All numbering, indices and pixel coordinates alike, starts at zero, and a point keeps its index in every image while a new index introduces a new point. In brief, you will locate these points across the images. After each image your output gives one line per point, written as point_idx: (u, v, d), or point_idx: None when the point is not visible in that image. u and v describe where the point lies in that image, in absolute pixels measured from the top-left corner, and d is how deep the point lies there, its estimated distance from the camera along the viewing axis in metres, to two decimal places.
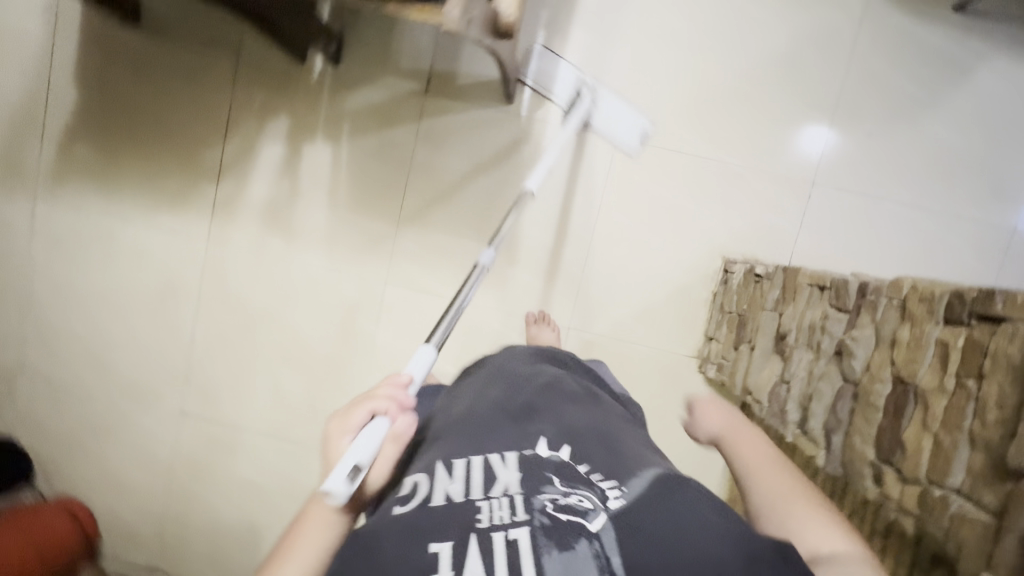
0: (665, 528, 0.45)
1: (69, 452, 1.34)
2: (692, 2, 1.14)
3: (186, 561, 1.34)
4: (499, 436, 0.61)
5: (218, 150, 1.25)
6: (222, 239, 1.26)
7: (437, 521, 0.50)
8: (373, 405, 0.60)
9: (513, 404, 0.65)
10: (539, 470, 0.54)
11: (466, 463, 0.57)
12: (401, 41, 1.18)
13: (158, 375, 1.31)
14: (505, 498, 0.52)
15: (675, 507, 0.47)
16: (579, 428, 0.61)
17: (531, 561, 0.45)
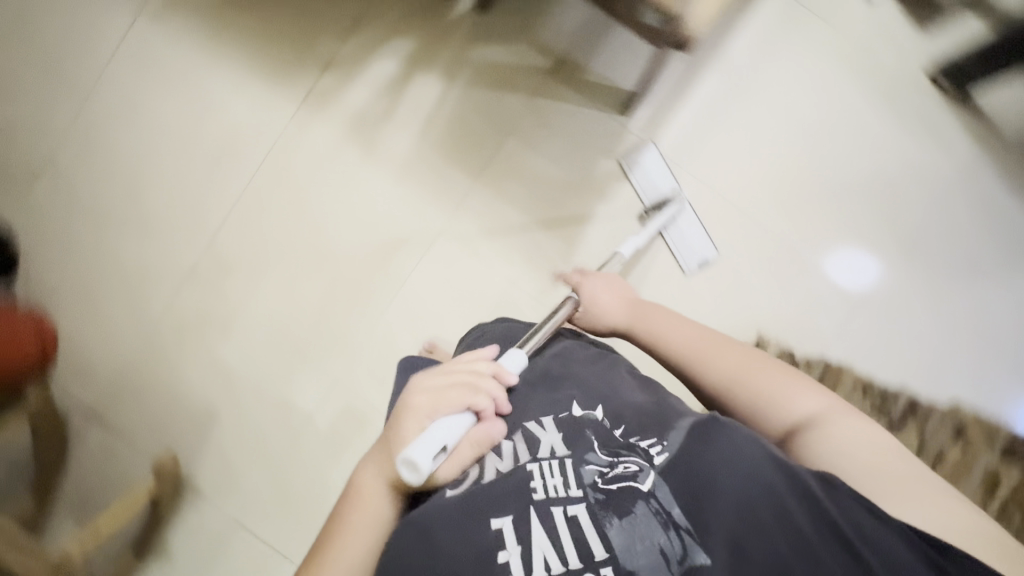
0: (713, 484, 0.62)
1: (62, 270, 1.29)
2: (821, 95, 1.19)
3: (129, 417, 1.28)
4: (534, 403, 0.75)
5: (335, 44, 1.24)
6: (301, 127, 1.24)
7: (497, 497, 0.64)
8: (472, 400, 0.71)
9: (538, 376, 0.79)
10: (580, 436, 0.69)
11: (508, 443, 0.71)
12: (548, 19, 1.20)
13: (183, 229, 1.28)
14: (553, 467, 0.66)
15: (717, 453, 0.63)
16: (601, 391, 0.75)
17: (591, 530, 0.60)
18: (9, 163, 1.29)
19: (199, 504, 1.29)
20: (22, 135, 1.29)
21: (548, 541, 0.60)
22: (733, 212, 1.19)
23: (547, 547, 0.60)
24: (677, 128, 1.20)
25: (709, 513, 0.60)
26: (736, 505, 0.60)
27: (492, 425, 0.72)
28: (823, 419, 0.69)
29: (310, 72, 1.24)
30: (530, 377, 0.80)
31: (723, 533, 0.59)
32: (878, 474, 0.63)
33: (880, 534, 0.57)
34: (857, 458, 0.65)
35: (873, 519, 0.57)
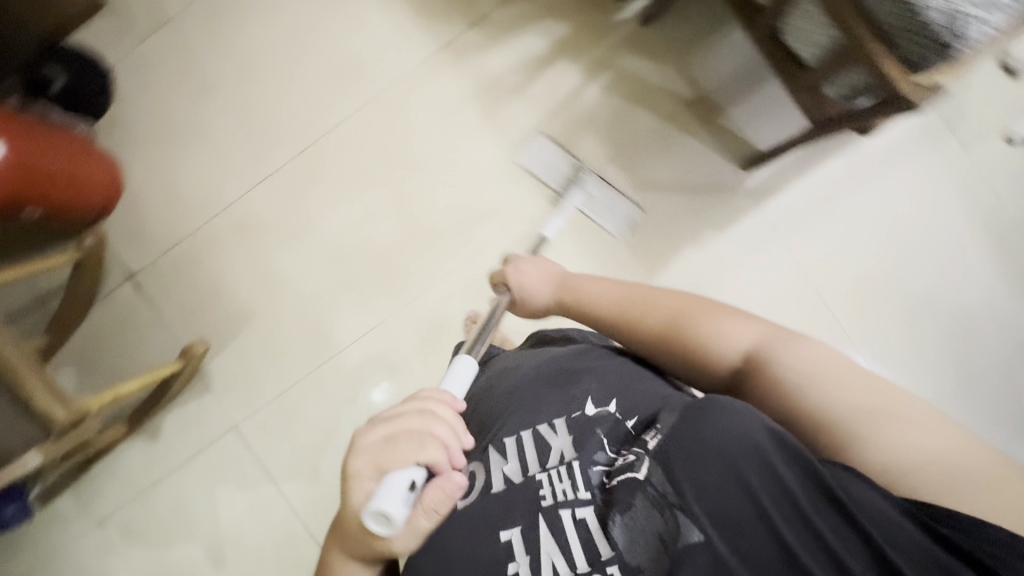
0: (700, 456, 0.55)
1: (148, 129, 1.26)
2: (933, 215, 1.20)
3: (166, 292, 1.26)
4: (546, 402, 0.70)
5: (492, 2, 1.20)
6: (431, 72, 1.21)
7: (509, 502, 0.63)
8: (426, 449, 0.60)
9: (551, 373, 0.74)
10: (587, 427, 0.66)
11: (515, 440, 0.68)
12: (706, 54, 1.18)
13: (278, 129, 1.24)
14: (561, 467, 0.64)
15: (709, 430, 0.55)
16: (618, 381, 0.71)
17: (599, 532, 0.58)
18: (131, 7, 1.25)
19: (203, 399, 1.27)
20: None
21: (556, 547, 0.59)
22: (812, 296, 1.20)
23: (555, 552, 0.59)
24: (790, 199, 1.20)
25: (686, 476, 0.55)
26: (725, 476, 0.53)
27: (453, 463, 0.62)
28: (765, 346, 0.66)
29: (457, 21, 1.20)
30: (541, 372, 0.75)
31: (719, 513, 0.53)
32: (860, 405, 0.56)
33: (873, 504, 0.49)
34: (836, 389, 0.58)
35: (871, 493, 0.49)
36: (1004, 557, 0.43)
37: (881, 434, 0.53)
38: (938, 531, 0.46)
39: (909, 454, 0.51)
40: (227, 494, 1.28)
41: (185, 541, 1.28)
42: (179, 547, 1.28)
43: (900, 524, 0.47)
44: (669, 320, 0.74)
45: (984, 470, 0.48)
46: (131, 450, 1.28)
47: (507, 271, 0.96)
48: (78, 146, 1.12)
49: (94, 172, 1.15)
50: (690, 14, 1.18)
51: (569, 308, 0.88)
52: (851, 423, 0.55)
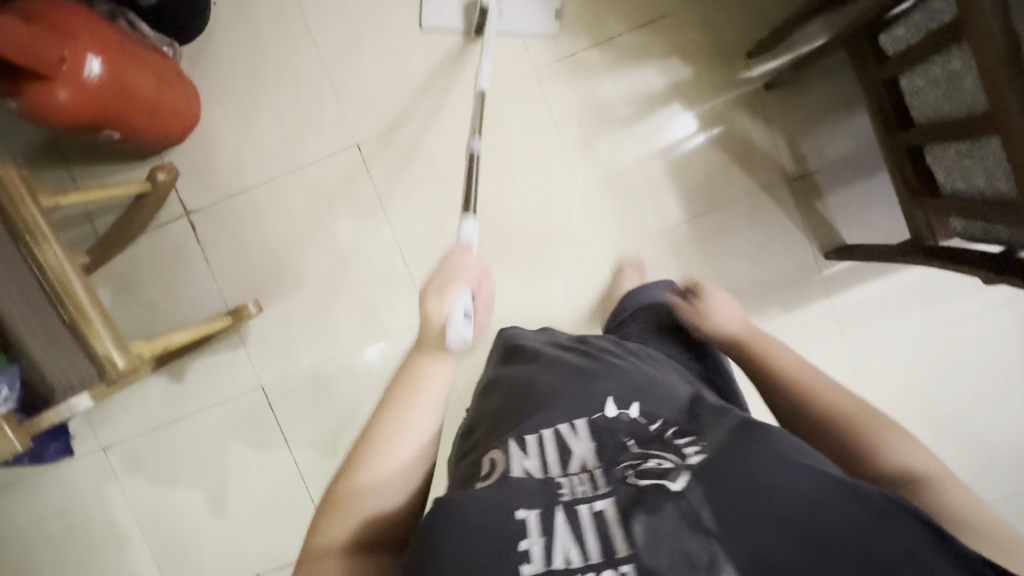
0: (753, 483, 0.48)
1: (237, 66, 1.20)
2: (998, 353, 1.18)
3: (219, 237, 1.22)
4: (571, 397, 0.68)
5: (622, 26, 1.15)
6: (541, 83, 1.17)
7: (525, 488, 0.54)
8: (466, 275, 0.70)
9: (577, 371, 0.73)
10: (613, 437, 0.61)
11: (535, 441, 0.62)
12: (821, 134, 1.16)
13: (370, 101, 1.20)
14: (583, 472, 0.57)
15: (760, 459, 0.50)
16: (638, 383, 0.70)
17: (615, 525, 0.49)
18: None
19: (236, 353, 1.25)
20: None
21: (571, 540, 0.48)
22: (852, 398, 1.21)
23: (569, 543, 0.48)
24: (857, 298, 1.19)
25: (722, 492, 0.48)
26: (775, 509, 0.45)
27: (489, 285, 0.74)
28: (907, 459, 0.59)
29: (581, 37, 1.16)
30: (569, 369, 0.74)
31: (769, 546, 0.43)
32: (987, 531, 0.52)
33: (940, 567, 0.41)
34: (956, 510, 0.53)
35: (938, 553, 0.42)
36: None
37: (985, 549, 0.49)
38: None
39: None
40: (239, 450, 1.27)
41: (189, 485, 1.28)
42: (182, 490, 1.28)
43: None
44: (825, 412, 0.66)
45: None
46: (152, 385, 1.26)
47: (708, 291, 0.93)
48: (156, 67, 1.05)
49: (167, 98, 1.08)
50: (817, 90, 1.15)
51: (744, 349, 0.82)
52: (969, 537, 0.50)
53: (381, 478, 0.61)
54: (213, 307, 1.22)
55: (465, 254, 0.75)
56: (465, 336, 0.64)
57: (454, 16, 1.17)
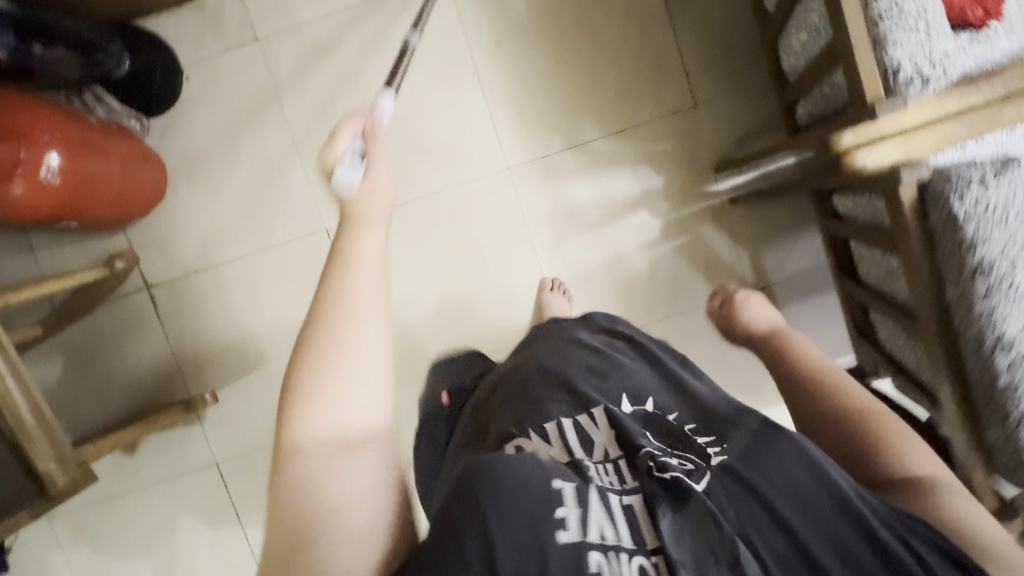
0: (782, 493, 0.50)
1: (209, 143, 1.18)
2: None
3: (179, 310, 1.20)
4: (588, 390, 0.65)
5: (597, 132, 1.17)
6: (515, 181, 1.18)
7: (547, 465, 0.51)
8: (349, 127, 0.58)
9: (590, 365, 0.70)
10: (633, 421, 0.59)
11: (556, 429, 0.61)
12: (781, 250, 1.19)
13: (342, 186, 1.19)
14: (607, 463, 0.55)
15: (786, 463, 0.51)
16: (654, 386, 0.68)
17: (645, 520, 0.48)
18: (225, 8, 1.15)
19: (193, 429, 1.23)
20: None
21: (605, 518, 0.47)
22: None
23: (602, 523, 0.47)
24: None
25: (761, 488, 0.50)
26: (806, 509, 0.48)
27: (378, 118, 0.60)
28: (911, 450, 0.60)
29: (556, 140, 1.17)
30: (581, 363, 0.70)
31: (786, 549, 0.47)
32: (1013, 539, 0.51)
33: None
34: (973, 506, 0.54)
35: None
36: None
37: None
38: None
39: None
40: (190, 526, 1.25)
41: (138, 558, 1.25)
42: (129, 563, 1.25)
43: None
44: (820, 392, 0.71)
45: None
46: (103, 457, 1.24)
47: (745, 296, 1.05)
48: (116, 154, 1.02)
49: (126, 181, 1.05)
50: (781, 206, 1.18)
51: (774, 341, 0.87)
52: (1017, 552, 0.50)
53: (350, 343, 0.47)
54: (171, 381, 1.21)
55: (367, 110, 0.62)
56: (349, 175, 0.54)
57: None
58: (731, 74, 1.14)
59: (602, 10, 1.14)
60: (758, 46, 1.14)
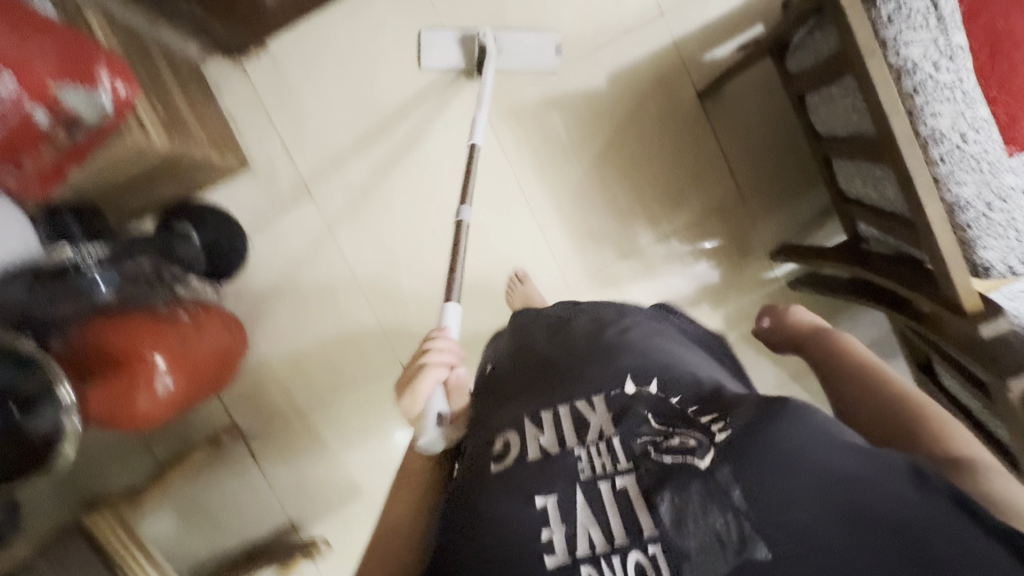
0: (786, 467, 0.52)
1: (281, 299, 1.24)
2: None
3: (272, 457, 1.27)
4: (593, 374, 0.67)
5: (648, 237, 1.19)
6: (575, 292, 1.21)
7: (539, 474, 0.58)
8: (433, 373, 0.74)
9: (600, 347, 0.71)
10: (632, 404, 0.62)
11: (551, 414, 0.64)
12: (844, 323, 1.20)
13: (410, 321, 1.24)
14: (601, 444, 0.60)
15: (790, 434, 0.53)
16: (663, 362, 0.68)
17: (641, 503, 0.54)
18: (277, 173, 1.19)
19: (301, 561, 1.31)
20: (301, 150, 1.19)
21: (591, 518, 0.55)
22: None
23: (590, 523, 0.54)
24: None
25: (760, 467, 0.52)
26: (809, 484, 0.51)
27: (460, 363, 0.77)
28: (927, 428, 0.59)
29: (609, 249, 1.20)
30: (589, 345, 0.73)
31: (794, 525, 0.49)
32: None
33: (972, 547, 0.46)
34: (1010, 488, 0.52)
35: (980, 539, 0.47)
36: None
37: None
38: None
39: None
40: None
41: None
42: None
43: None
44: (864, 371, 0.68)
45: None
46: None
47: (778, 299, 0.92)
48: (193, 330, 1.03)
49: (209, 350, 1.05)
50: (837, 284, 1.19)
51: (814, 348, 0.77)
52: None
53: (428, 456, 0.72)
54: (275, 521, 1.28)
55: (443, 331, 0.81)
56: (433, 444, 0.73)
57: (454, 53, 1.13)
58: (774, 167, 1.16)
59: (637, 120, 1.17)
60: (798, 133, 1.15)
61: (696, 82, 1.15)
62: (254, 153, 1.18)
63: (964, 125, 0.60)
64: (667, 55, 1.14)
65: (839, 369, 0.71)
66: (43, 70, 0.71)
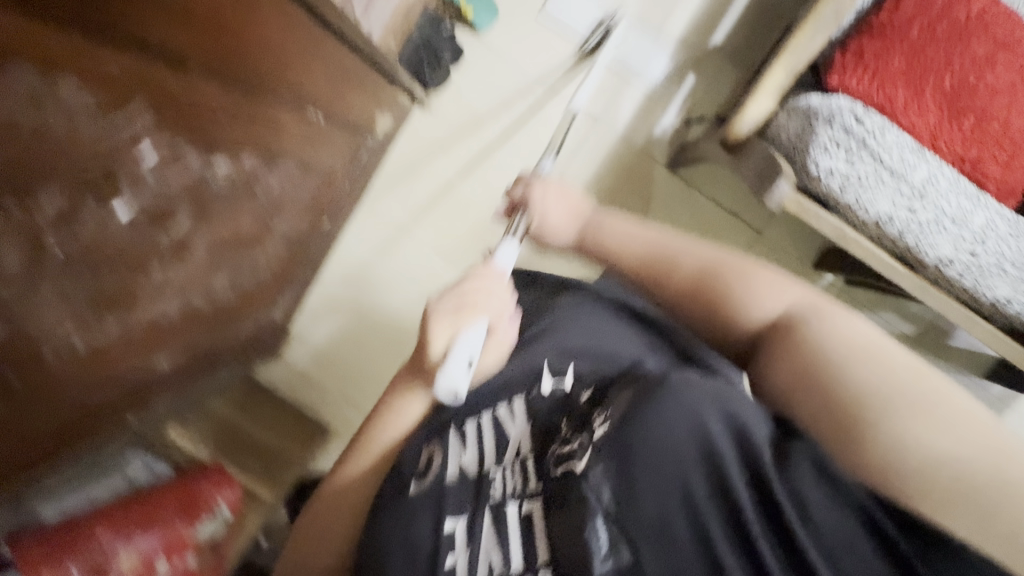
0: (648, 454, 0.58)
1: None
2: None
3: None
4: (517, 370, 0.78)
5: None
6: None
7: (453, 497, 0.67)
8: None
9: (529, 347, 0.82)
10: (546, 417, 0.72)
11: (473, 432, 0.73)
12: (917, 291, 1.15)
13: None
14: (515, 464, 0.69)
15: (661, 421, 0.59)
16: (584, 347, 0.79)
17: (540, 525, 0.62)
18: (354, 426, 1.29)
19: None
20: (364, 397, 1.29)
21: (494, 541, 0.63)
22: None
23: (493, 548, 0.63)
24: None
25: (638, 466, 0.58)
26: (667, 463, 0.58)
27: None
28: (736, 289, 0.78)
29: None
30: (527, 341, 0.83)
31: (654, 515, 0.56)
32: (884, 386, 0.59)
33: (831, 511, 0.52)
34: (851, 373, 0.62)
35: (838, 508, 0.52)
36: (944, 564, 0.48)
37: (901, 422, 0.56)
38: (884, 527, 0.50)
39: (921, 453, 0.54)
40: None
41: None
42: None
43: (850, 530, 0.51)
44: (653, 253, 0.84)
45: (1001, 469, 0.52)
46: None
47: (528, 194, 0.88)
48: None
49: None
50: None
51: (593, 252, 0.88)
52: (866, 408, 0.59)
53: None
54: None
55: (489, 277, 0.75)
56: (455, 388, 0.66)
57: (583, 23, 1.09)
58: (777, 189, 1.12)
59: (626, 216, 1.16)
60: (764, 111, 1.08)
61: (658, 159, 1.14)
62: (332, 419, 1.29)
63: (965, 242, 0.83)
64: (624, 150, 1.13)
65: (643, 265, 0.84)
66: (179, 527, 0.85)
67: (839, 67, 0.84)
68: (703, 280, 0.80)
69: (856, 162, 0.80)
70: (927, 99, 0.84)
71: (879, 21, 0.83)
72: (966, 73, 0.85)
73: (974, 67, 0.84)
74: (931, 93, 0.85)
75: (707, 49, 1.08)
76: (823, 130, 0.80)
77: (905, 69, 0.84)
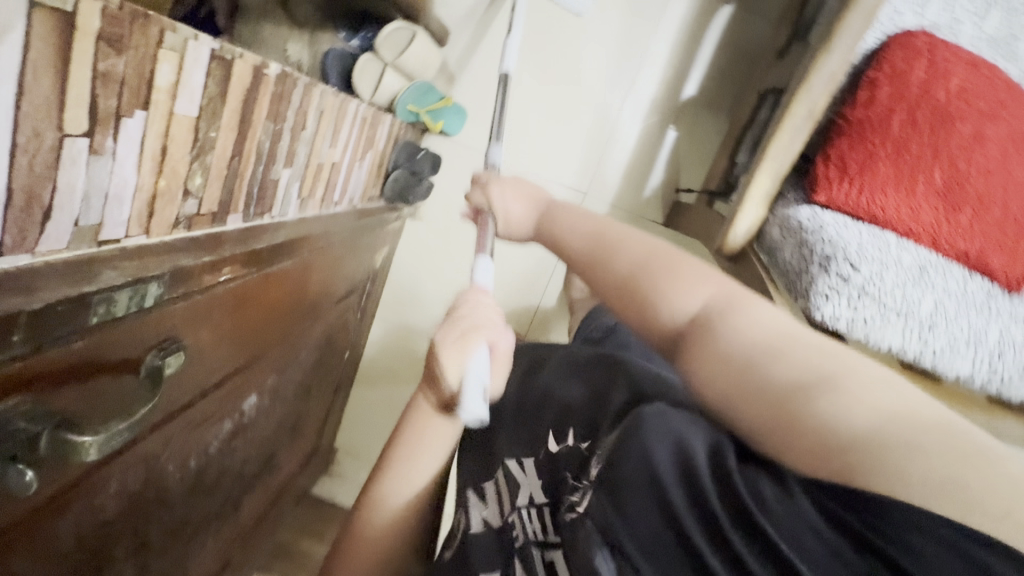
0: (627, 481, 0.40)
1: None
2: None
3: None
4: (525, 434, 0.61)
5: None
6: None
7: (480, 552, 0.54)
8: None
9: (527, 405, 0.65)
10: (555, 470, 0.53)
11: (494, 487, 0.60)
12: None
13: None
14: (532, 508, 0.52)
15: (634, 452, 0.41)
16: (586, 405, 0.58)
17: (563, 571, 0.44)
18: None
19: None
20: None
21: None
22: None
23: None
24: None
25: (616, 488, 0.40)
26: (653, 496, 0.39)
27: None
28: (666, 284, 0.50)
29: None
30: (514, 400, 0.67)
31: (654, 547, 0.37)
32: (816, 359, 0.39)
33: (788, 507, 0.35)
34: (783, 356, 0.40)
35: (795, 501, 0.35)
36: (893, 532, 0.30)
37: (828, 399, 0.36)
38: (840, 514, 0.32)
39: (856, 422, 0.34)
40: None
41: None
42: None
43: (803, 516, 0.34)
44: (598, 233, 0.59)
45: (937, 432, 0.32)
46: None
47: (485, 197, 0.73)
48: None
49: None
50: None
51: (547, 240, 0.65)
52: (810, 400, 0.36)
53: None
54: None
55: (477, 295, 0.56)
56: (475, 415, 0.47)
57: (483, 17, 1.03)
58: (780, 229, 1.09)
59: None
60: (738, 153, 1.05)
61: (654, 218, 1.12)
62: None
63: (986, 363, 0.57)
64: (617, 216, 1.12)
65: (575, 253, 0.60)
66: None
67: (821, 181, 0.63)
68: (638, 274, 0.52)
69: (860, 306, 0.54)
70: (925, 201, 0.61)
71: (856, 116, 0.64)
72: (967, 156, 0.61)
73: (971, 145, 0.61)
74: (927, 191, 0.61)
75: (680, 103, 1.06)
76: (817, 276, 0.55)
77: (894, 173, 0.61)
